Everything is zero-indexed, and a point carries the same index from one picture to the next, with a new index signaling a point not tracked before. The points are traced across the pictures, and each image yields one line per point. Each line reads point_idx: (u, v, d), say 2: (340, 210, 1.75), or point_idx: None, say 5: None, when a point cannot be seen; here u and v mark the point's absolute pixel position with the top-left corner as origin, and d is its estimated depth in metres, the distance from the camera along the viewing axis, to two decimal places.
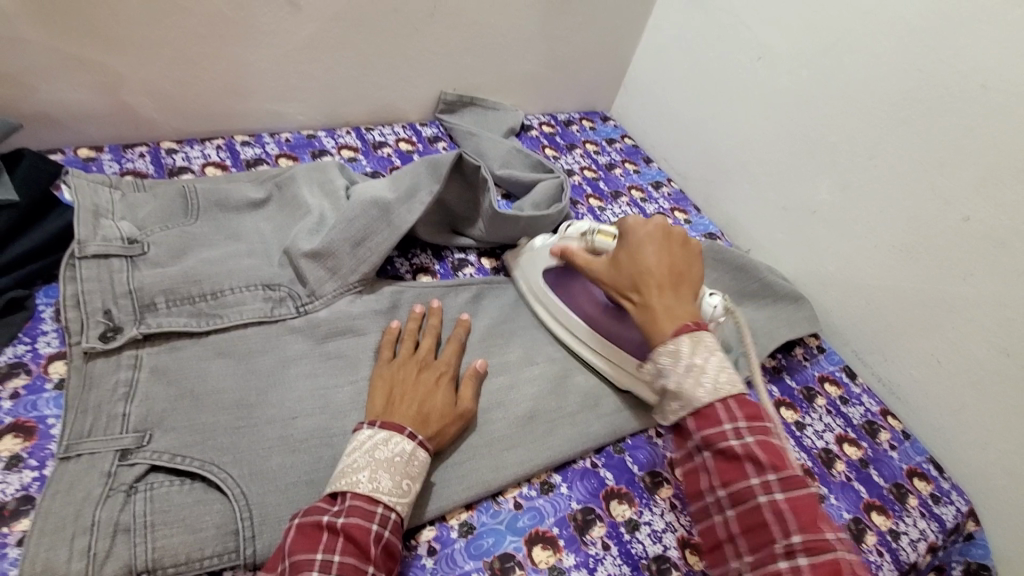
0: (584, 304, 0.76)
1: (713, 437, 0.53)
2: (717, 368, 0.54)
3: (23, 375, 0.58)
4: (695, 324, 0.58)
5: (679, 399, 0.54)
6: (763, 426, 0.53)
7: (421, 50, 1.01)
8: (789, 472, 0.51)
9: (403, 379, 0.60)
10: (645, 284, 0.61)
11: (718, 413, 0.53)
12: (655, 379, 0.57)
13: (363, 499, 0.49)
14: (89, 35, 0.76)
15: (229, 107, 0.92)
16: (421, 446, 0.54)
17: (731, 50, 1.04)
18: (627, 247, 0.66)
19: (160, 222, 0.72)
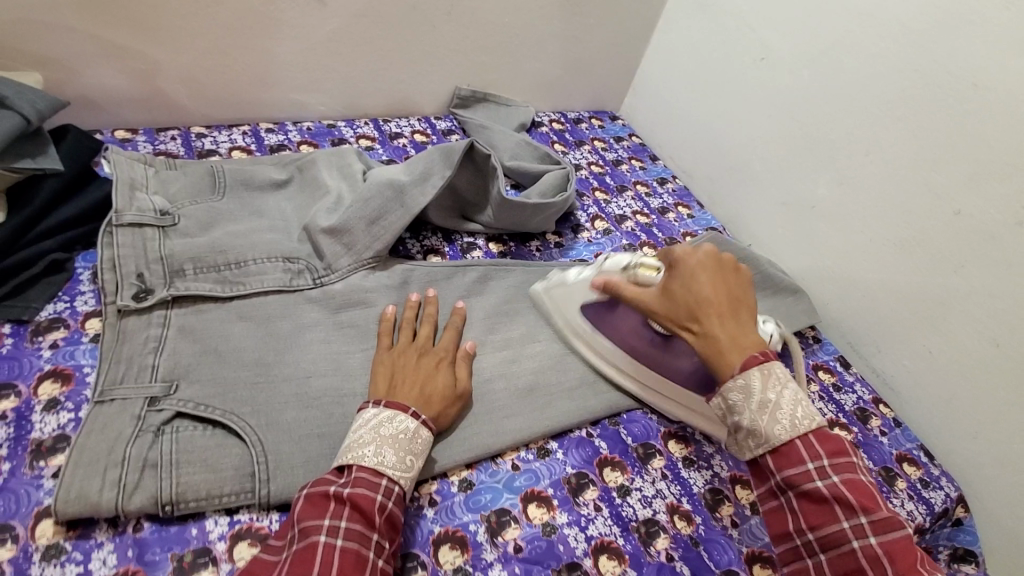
0: (627, 334, 0.75)
1: (796, 477, 0.53)
2: (791, 402, 0.55)
3: (61, 329, 0.63)
4: (762, 354, 0.57)
5: (754, 435, 0.55)
6: (849, 463, 0.53)
7: (437, 46, 1.06)
8: (881, 513, 0.50)
9: (405, 364, 0.62)
10: (705, 315, 0.60)
11: (800, 451, 0.54)
12: (727, 414, 0.58)
13: (367, 471, 0.51)
14: (129, 23, 0.82)
15: (255, 96, 0.98)
16: (424, 425, 0.56)
17: (736, 52, 1.07)
18: (680, 277, 0.64)
19: (190, 197, 0.77)
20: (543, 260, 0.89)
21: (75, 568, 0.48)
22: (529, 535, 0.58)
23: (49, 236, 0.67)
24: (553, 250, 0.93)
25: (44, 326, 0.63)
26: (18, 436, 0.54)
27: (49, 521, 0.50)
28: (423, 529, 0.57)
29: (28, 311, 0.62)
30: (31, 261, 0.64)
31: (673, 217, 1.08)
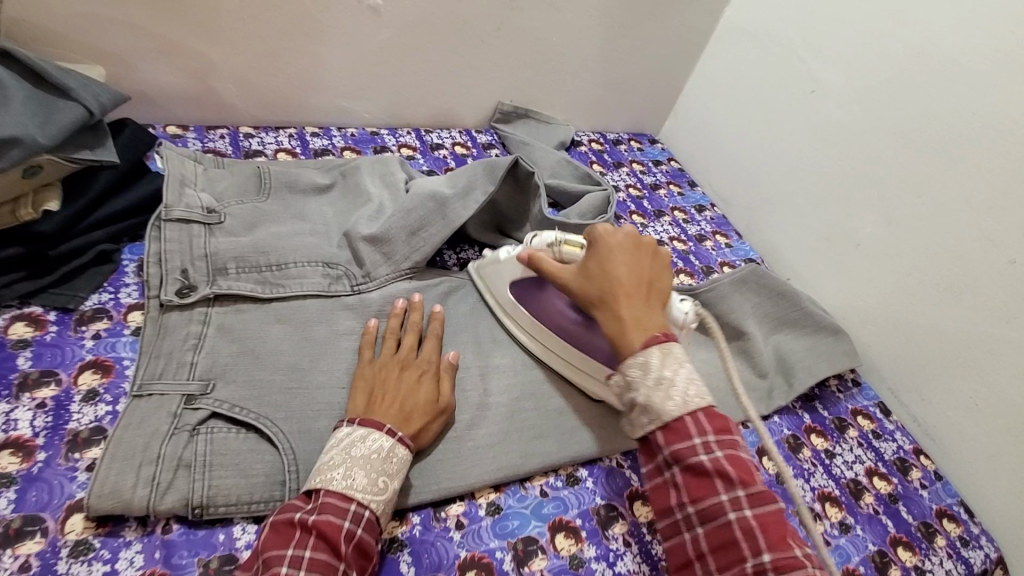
0: (553, 313, 0.71)
1: (684, 451, 0.51)
2: (685, 381, 0.53)
3: (104, 320, 0.63)
4: (663, 334, 0.56)
5: (649, 413, 0.52)
6: (732, 439, 0.51)
7: (484, 61, 1.06)
8: (756, 488, 0.49)
9: (384, 379, 0.60)
10: (614, 295, 0.59)
11: (689, 427, 0.51)
12: (624, 391, 0.55)
13: (335, 496, 0.49)
14: (190, 24, 0.84)
15: (304, 100, 0.99)
16: (400, 443, 0.54)
17: (785, 83, 1.06)
18: (597, 256, 0.63)
19: (236, 197, 0.78)
20: None
21: (102, 567, 0.47)
22: (556, 567, 0.57)
23: (99, 226, 0.67)
24: None
25: (88, 316, 0.63)
26: (55, 426, 0.54)
27: (79, 516, 0.50)
28: (448, 551, 0.56)
29: (73, 301, 0.63)
30: (81, 250, 0.65)
31: (710, 246, 1.06)
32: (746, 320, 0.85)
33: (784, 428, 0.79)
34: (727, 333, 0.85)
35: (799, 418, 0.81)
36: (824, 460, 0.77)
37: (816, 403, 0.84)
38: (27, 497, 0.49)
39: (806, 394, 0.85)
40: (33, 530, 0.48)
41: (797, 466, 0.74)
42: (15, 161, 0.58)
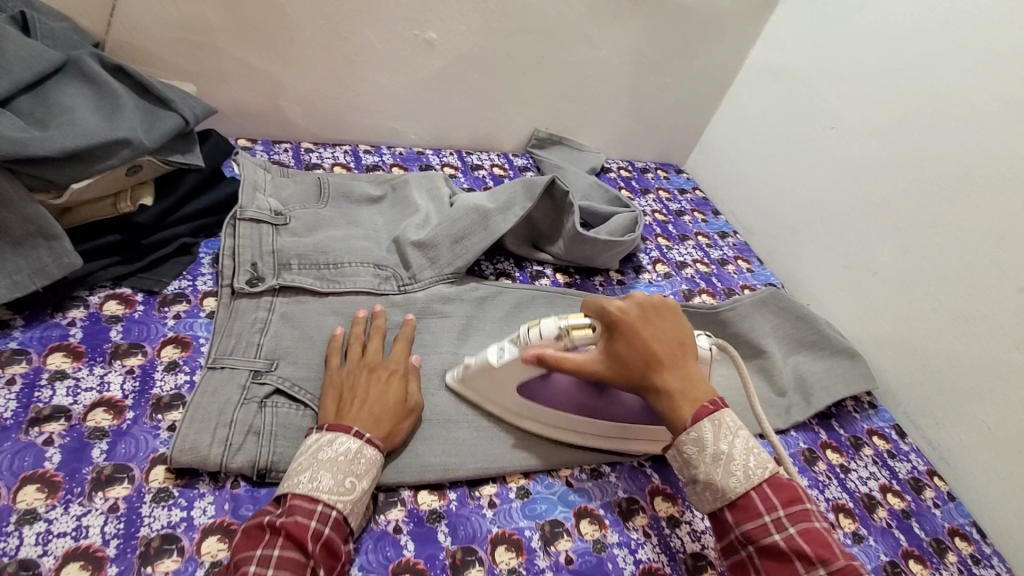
0: (566, 397, 0.67)
1: (755, 530, 0.53)
2: (742, 451, 0.56)
3: (183, 303, 0.71)
4: (712, 403, 0.58)
5: (712, 489, 0.56)
6: (803, 511, 0.53)
7: (524, 91, 1.15)
8: (838, 563, 0.50)
9: (352, 384, 0.61)
10: (653, 370, 0.60)
11: (756, 503, 0.54)
12: (683, 468, 0.58)
13: (302, 498, 0.50)
14: (266, 49, 0.94)
15: (359, 121, 1.09)
16: (369, 444, 0.55)
17: (806, 121, 1.12)
18: (620, 337, 0.62)
19: (299, 202, 0.86)
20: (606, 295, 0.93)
21: (179, 513, 0.54)
22: (580, 549, 0.61)
23: (183, 221, 0.76)
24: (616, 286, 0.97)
25: (169, 299, 0.71)
26: (142, 390, 0.61)
27: (161, 468, 0.56)
28: (481, 526, 0.60)
29: (158, 284, 0.71)
30: (167, 241, 0.74)
31: (732, 269, 1.11)
32: (765, 339, 0.90)
33: (800, 442, 0.82)
34: (747, 350, 0.89)
35: (816, 434, 0.84)
36: (839, 474, 0.79)
37: (833, 421, 0.87)
38: (117, 448, 0.56)
39: (823, 413, 0.88)
40: (122, 477, 0.54)
41: (812, 477, 0.77)
42: (124, 159, 0.66)
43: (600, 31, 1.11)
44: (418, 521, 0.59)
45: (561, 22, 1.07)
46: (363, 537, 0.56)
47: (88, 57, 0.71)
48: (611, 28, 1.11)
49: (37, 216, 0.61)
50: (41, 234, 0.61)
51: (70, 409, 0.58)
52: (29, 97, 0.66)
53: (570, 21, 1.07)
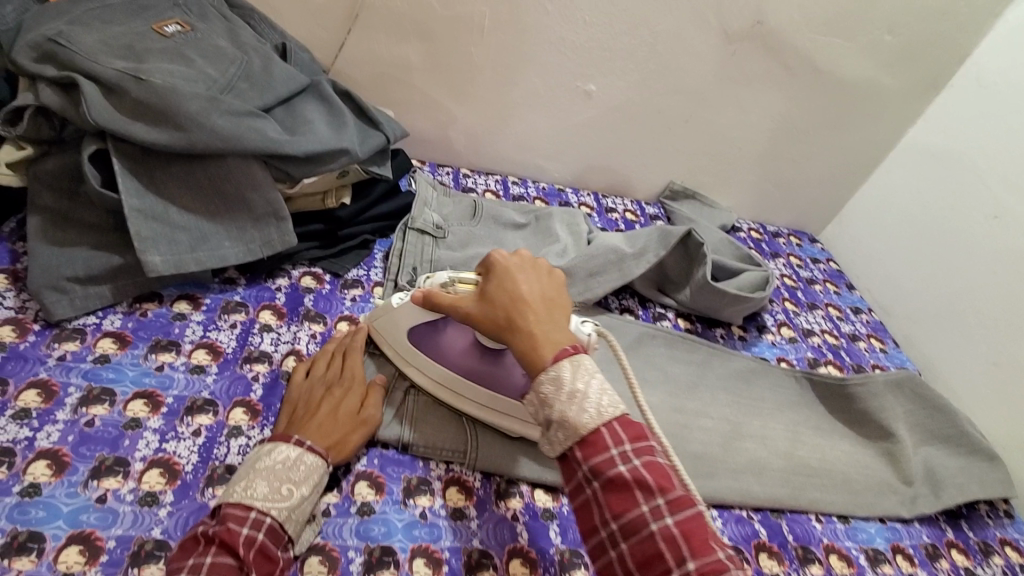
0: (452, 355, 0.70)
1: (602, 464, 0.45)
2: (599, 390, 0.48)
3: (359, 288, 0.85)
4: (574, 347, 0.51)
5: (564, 427, 0.47)
6: (650, 446, 0.46)
7: (668, 145, 1.22)
8: (677, 493, 0.44)
9: (307, 399, 0.63)
10: (519, 314, 0.54)
11: (603, 437, 0.46)
12: (539, 410, 0.49)
13: (234, 506, 0.50)
14: (451, 88, 1.10)
15: (515, 157, 1.21)
16: (309, 451, 0.56)
17: (965, 206, 1.08)
18: (496, 280, 0.58)
19: (457, 220, 0.98)
20: (727, 347, 0.95)
21: None
22: None
23: (369, 222, 0.91)
24: (737, 341, 0.98)
25: (349, 283, 0.85)
26: None
27: None
28: None
29: (343, 269, 0.85)
30: (354, 236, 0.89)
31: (863, 346, 1.07)
32: (896, 422, 0.86)
33: (923, 535, 0.77)
34: (874, 430, 0.86)
35: (942, 531, 0.79)
36: None
37: (962, 521, 0.81)
38: None
39: (953, 511, 0.82)
40: None
41: (931, 572, 0.73)
42: (342, 164, 0.81)
43: (750, 96, 1.15)
44: (533, 514, 0.64)
45: (714, 85, 1.13)
46: (485, 516, 0.63)
47: (325, 82, 0.89)
48: (762, 94, 1.15)
49: (275, 201, 0.76)
50: (274, 215, 0.77)
51: (271, 354, 0.71)
52: (282, 108, 0.83)
53: (722, 85, 1.13)
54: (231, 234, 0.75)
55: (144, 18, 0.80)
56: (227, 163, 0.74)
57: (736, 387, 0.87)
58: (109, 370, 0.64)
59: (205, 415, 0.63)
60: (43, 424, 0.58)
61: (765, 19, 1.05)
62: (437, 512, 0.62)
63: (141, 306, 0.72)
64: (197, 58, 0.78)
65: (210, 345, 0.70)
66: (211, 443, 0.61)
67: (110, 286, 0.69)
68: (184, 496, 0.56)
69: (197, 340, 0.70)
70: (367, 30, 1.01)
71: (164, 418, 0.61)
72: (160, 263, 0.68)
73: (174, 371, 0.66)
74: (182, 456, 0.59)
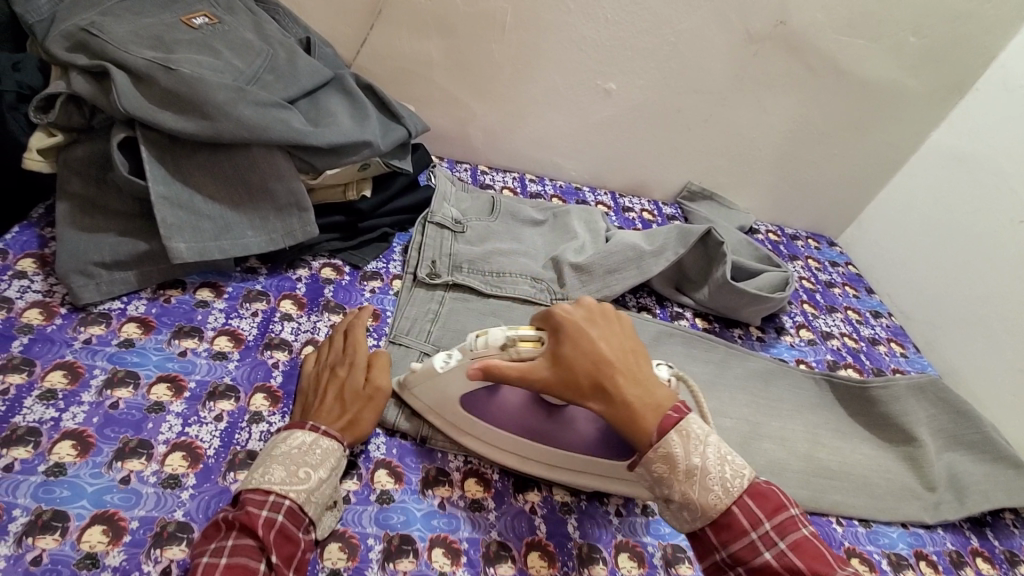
0: (510, 414, 0.63)
1: (727, 524, 0.50)
2: (716, 462, 0.51)
3: (378, 280, 0.85)
4: (676, 411, 0.54)
5: (689, 509, 0.51)
6: (790, 518, 0.49)
7: (687, 145, 1.21)
8: (779, 518, 0.49)
9: (315, 385, 0.63)
10: (609, 381, 0.54)
11: (740, 519, 0.50)
12: (655, 486, 0.53)
13: (254, 491, 0.50)
14: (471, 85, 1.10)
15: (532, 155, 1.22)
16: (324, 436, 0.56)
17: (991, 210, 1.06)
18: (570, 342, 0.57)
19: (475, 215, 0.99)
20: (746, 347, 0.94)
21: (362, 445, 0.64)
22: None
23: (388, 215, 0.91)
24: (755, 341, 0.97)
25: (368, 275, 0.85)
26: None
27: None
28: (607, 530, 0.64)
29: (362, 261, 0.86)
30: (373, 229, 0.89)
31: (883, 350, 1.06)
32: (918, 427, 0.84)
33: (947, 542, 0.76)
34: (895, 434, 0.85)
35: (966, 538, 0.77)
36: None
37: (987, 529, 0.79)
38: None
39: (977, 518, 0.80)
40: None
41: None
42: (364, 156, 0.82)
43: (771, 97, 1.14)
44: (551, 509, 0.64)
45: (734, 85, 1.12)
46: (503, 509, 0.63)
47: (348, 76, 0.90)
48: (783, 95, 1.14)
49: (298, 191, 0.77)
50: (296, 205, 0.77)
51: (292, 343, 0.71)
52: (306, 100, 0.84)
53: (742, 86, 1.12)
54: (254, 223, 0.75)
55: (173, 10, 0.81)
56: (252, 153, 0.74)
57: (754, 387, 0.86)
58: (134, 354, 0.65)
59: (227, 401, 0.63)
60: (69, 405, 0.58)
61: (787, 20, 1.04)
62: (456, 503, 0.62)
63: (165, 293, 0.72)
64: (224, 50, 0.79)
65: (232, 332, 0.70)
66: (233, 428, 0.61)
67: (135, 272, 0.70)
68: (206, 480, 0.57)
69: (219, 327, 0.70)
70: (389, 26, 1.02)
71: (187, 402, 0.62)
72: (185, 250, 0.69)
73: (196, 356, 0.66)
74: (204, 440, 0.59)
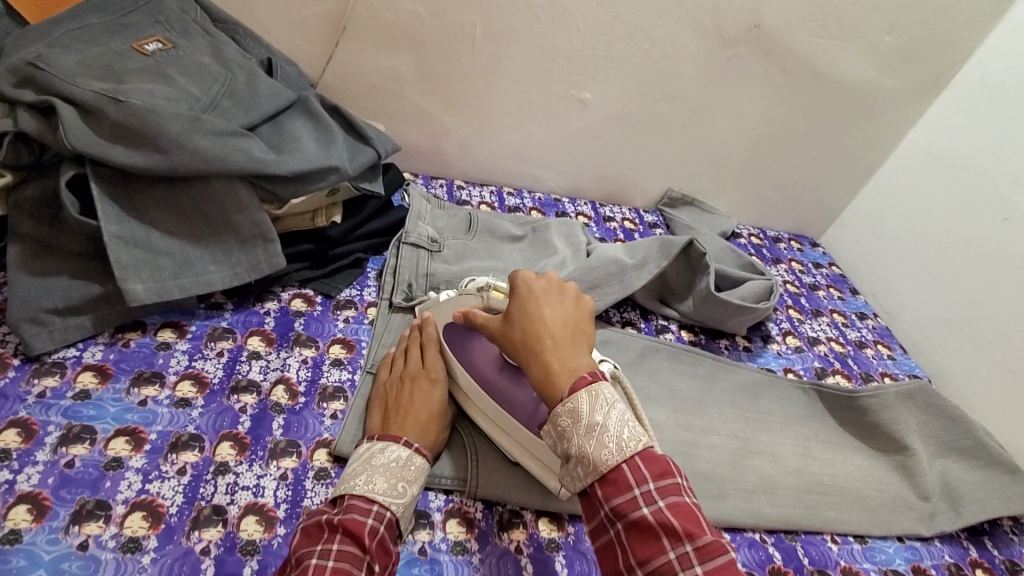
0: (480, 360, 0.67)
1: (624, 505, 0.44)
2: (617, 423, 0.46)
3: (352, 309, 0.82)
4: (592, 376, 0.49)
5: (582, 463, 0.46)
6: (675, 484, 0.44)
7: (665, 151, 1.19)
8: (705, 539, 0.41)
9: (397, 396, 0.65)
10: (534, 337, 0.52)
11: (626, 476, 0.44)
12: (558, 443, 0.48)
13: (359, 498, 0.53)
14: (442, 98, 1.07)
15: (509, 167, 1.19)
16: (417, 453, 0.58)
17: (974, 207, 1.05)
18: (518, 300, 0.56)
19: (451, 234, 0.96)
20: (732, 359, 0.92)
21: None
22: None
23: (361, 239, 0.88)
24: (742, 352, 0.96)
25: (341, 304, 0.82)
26: (313, 379, 0.71)
27: (324, 451, 0.64)
28: (597, 567, 0.61)
29: (334, 289, 0.83)
30: (346, 255, 0.86)
31: (870, 353, 1.05)
32: (910, 435, 0.83)
33: (946, 554, 0.75)
34: (887, 443, 0.83)
35: (965, 550, 0.76)
36: None
37: (985, 539, 0.78)
38: (290, 426, 0.65)
39: (975, 527, 0.79)
40: (293, 451, 0.63)
41: None
42: (331, 182, 0.79)
43: (748, 100, 1.13)
44: (538, 547, 0.62)
45: (710, 91, 1.11)
46: (487, 550, 0.60)
47: (312, 97, 0.87)
48: (760, 98, 1.13)
49: (262, 222, 0.73)
50: (261, 237, 0.74)
51: (260, 384, 0.68)
52: (268, 125, 0.80)
53: (719, 90, 1.11)
54: (216, 258, 0.72)
55: (124, 37, 0.77)
56: (212, 185, 0.71)
57: (743, 402, 0.85)
58: (90, 407, 0.61)
59: (190, 452, 0.60)
60: (22, 467, 0.55)
61: (762, 22, 1.02)
62: (438, 547, 0.59)
63: (124, 337, 0.69)
64: (178, 77, 0.75)
65: (196, 375, 0.67)
66: (196, 482, 0.58)
67: (91, 317, 0.66)
68: (168, 541, 0.53)
69: (182, 371, 0.67)
70: (355, 42, 0.99)
71: (147, 456, 0.58)
72: (142, 291, 0.66)
73: (157, 405, 0.63)
74: (165, 497, 0.56)
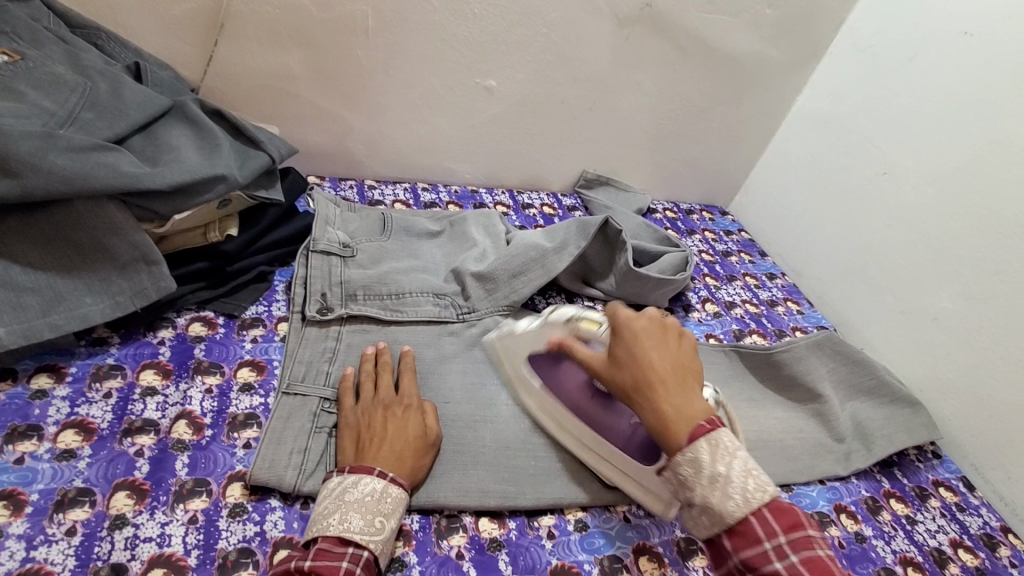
0: (569, 390, 0.71)
1: (755, 558, 0.47)
2: (739, 473, 0.50)
3: (260, 327, 0.76)
4: (709, 423, 0.53)
5: (709, 513, 0.50)
6: (807, 536, 0.47)
7: (575, 134, 1.20)
8: None
9: (369, 423, 0.62)
10: (647, 382, 0.56)
11: (756, 528, 0.48)
12: (680, 488, 0.53)
13: (331, 540, 0.50)
14: (340, 93, 1.02)
15: (420, 162, 1.15)
16: (393, 483, 0.56)
17: (857, 165, 1.14)
18: (624, 344, 0.60)
19: (365, 236, 0.91)
20: None
21: (253, 528, 0.56)
22: None
23: (263, 251, 0.82)
24: None
25: (247, 323, 0.76)
26: (220, 409, 0.65)
27: (238, 484, 0.59)
28: (540, 558, 0.61)
29: (238, 308, 0.76)
30: (247, 269, 0.80)
31: (782, 310, 1.11)
32: (823, 384, 0.88)
33: (862, 490, 0.80)
34: (803, 394, 0.88)
35: (879, 482, 0.82)
36: (906, 526, 0.77)
37: (895, 470, 0.85)
38: (197, 464, 0.59)
39: (886, 460, 0.86)
40: (201, 490, 0.57)
41: (876, 527, 0.76)
42: (219, 193, 0.73)
43: (647, 78, 1.15)
44: (479, 549, 0.60)
45: (613, 72, 1.12)
46: (427, 561, 0.58)
47: (190, 102, 0.80)
48: (660, 76, 1.16)
49: (142, 244, 0.67)
50: (143, 259, 0.67)
51: (158, 422, 0.62)
52: (140, 136, 0.73)
53: (621, 71, 1.13)
54: (92, 288, 0.64)
55: None
56: (75, 207, 0.63)
57: None
58: None
59: (80, 509, 0.53)
60: None
61: (652, 1, 1.05)
62: None
63: None
64: (27, 89, 0.66)
65: (80, 422, 0.60)
66: (90, 541, 0.51)
67: None
68: None
69: (64, 419, 0.59)
70: (236, 40, 0.92)
71: (29, 520, 0.51)
72: (4, 335, 0.57)
73: (37, 461, 0.55)
74: (53, 564, 0.49)
